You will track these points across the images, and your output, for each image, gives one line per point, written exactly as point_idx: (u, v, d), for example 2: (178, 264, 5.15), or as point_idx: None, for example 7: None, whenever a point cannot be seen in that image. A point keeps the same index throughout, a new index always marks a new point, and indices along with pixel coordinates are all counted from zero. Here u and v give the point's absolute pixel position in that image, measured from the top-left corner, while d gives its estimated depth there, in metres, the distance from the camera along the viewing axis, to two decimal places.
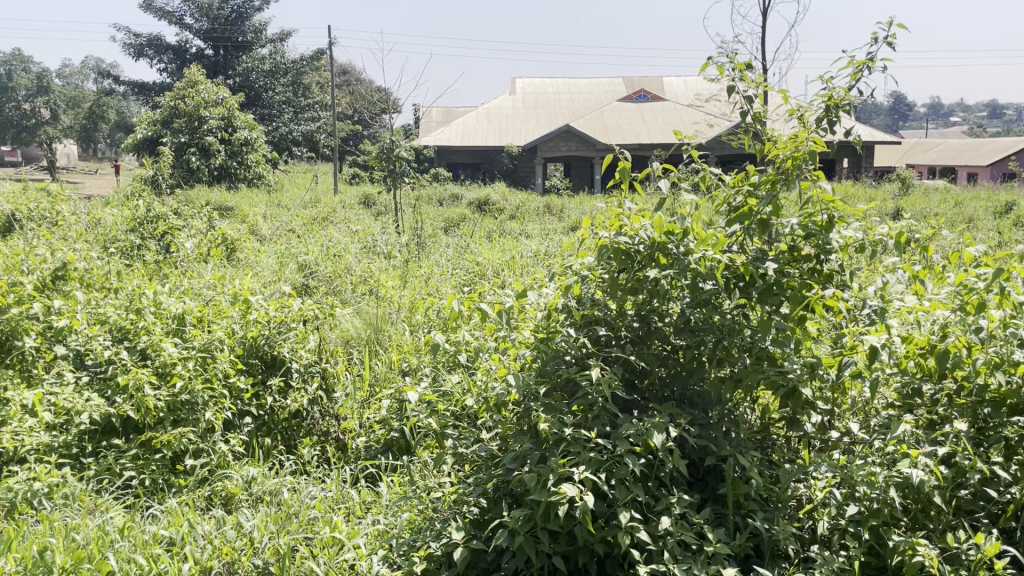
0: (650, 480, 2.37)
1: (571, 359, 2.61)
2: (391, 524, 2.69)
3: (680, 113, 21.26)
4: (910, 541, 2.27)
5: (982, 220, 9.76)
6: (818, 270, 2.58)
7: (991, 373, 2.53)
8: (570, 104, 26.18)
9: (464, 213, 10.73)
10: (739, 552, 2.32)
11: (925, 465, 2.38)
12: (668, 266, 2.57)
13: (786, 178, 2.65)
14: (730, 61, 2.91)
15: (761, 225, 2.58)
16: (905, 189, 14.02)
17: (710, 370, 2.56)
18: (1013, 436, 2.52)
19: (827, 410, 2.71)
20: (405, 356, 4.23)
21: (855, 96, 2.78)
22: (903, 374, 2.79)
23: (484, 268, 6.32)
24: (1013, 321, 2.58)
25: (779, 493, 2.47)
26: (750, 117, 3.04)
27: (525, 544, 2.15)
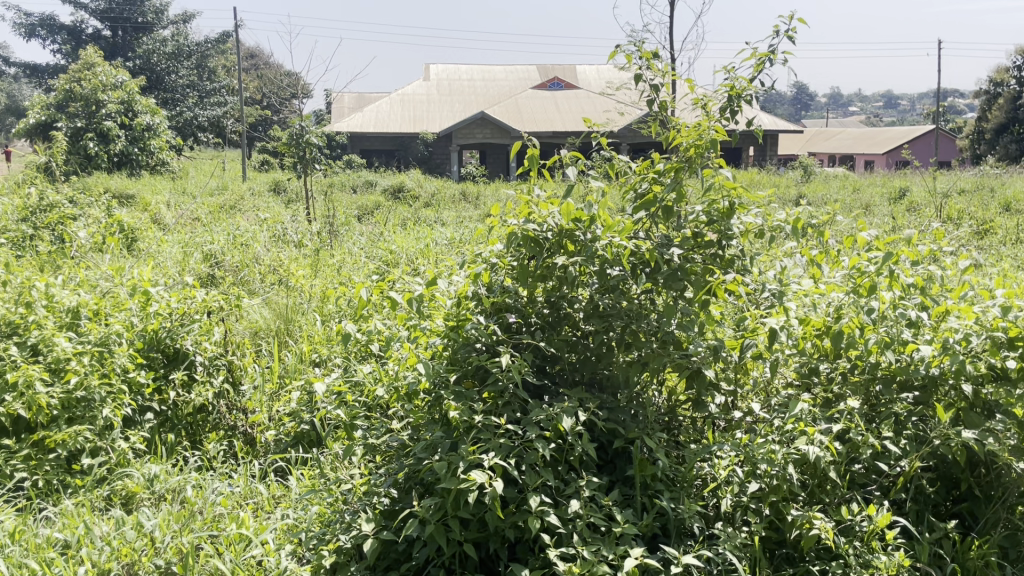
0: (560, 464, 2.40)
1: (482, 346, 2.58)
2: (300, 519, 2.65)
3: (592, 101, 21.51)
4: (808, 516, 2.39)
5: (877, 206, 10.23)
6: (719, 255, 2.65)
7: (881, 351, 2.67)
8: (486, 90, 26.13)
9: (378, 201, 10.60)
10: (646, 532, 2.36)
11: (821, 442, 2.49)
12: (575, 253, 2.60)
13: (689, 166, 2.71)
14: (637, 50, 2.95)
15: (666, 212, 2.64)
16: (807, 177, 14.56)
17: (619, 355, 2.60)
18: (901, 412, 2.68)
19: (730, 391, 2.81)
20: (317, 347, 4.16)
21: (756, 87, 2.86)
22: (802, 355, 2.88)
23: (398, 255, 6.25)
24: (902, 302, 2.73)
25: (684, 473, 2.54)
26: (655, 105, 3.08)
27: (435, 533, 2.14)
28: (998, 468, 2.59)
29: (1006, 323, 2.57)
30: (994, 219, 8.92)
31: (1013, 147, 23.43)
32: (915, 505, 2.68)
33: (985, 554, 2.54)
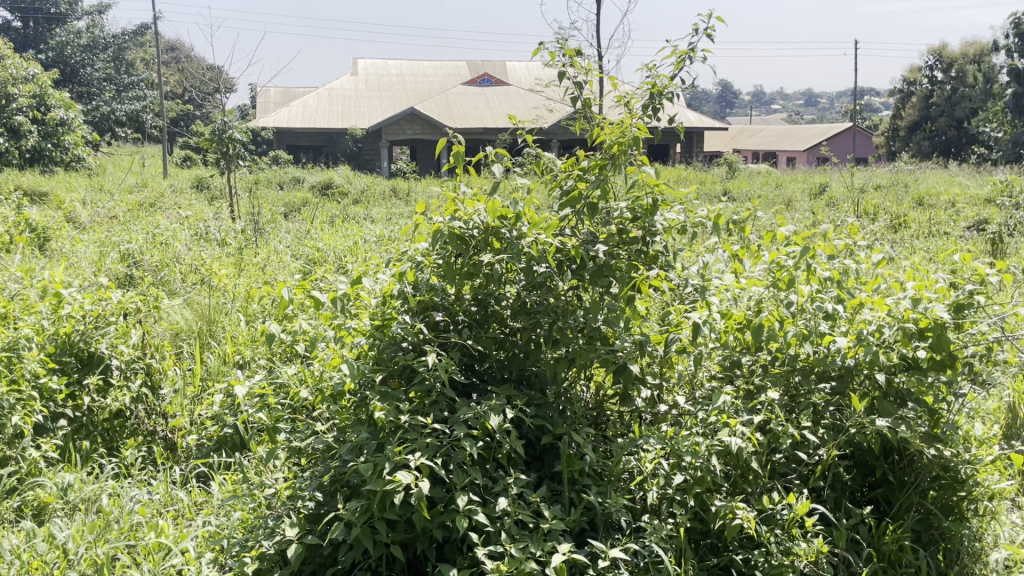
0: (487, 462, 2.38)
1: (408, 346, 2.55)
2: (222, 526, 2.60)
3: (523, 97, 21.60)
4: (730, 506, 2.44)
5: (798, 202, 10.56)
6: (644, 251, 2.69)
7: (800, 343, 2.74)
8: (415, 85, 25.96)
9: (306, 198, 10.42)
10: (574, 527, 2.37)
11: (742, 433, 2.54)
12: (501, 250, 2.58)
13: (614, 163, 2.74)
14: (560, 47, 2.96)
15: (591, 208, 2.66)
16: (732, 173, 14.92)
17: (547, 351, 2.62)
18: (819, 402, 2.75)
19: (656, 384, 2.86)
20: (240, 349, 4.09)
21: (677, 85, 2.91)
22: (724, 348, 2.94)
23: (325, 253, 6.17)
24: (819, 296, 2.81)
25: (612, 468, 2.55)
26: (579, 103, 3.10)
27: (361, 536, 2.11)
28: (911, 454, 2.72)
29: (915, 315, 2.65)
30: (908, 213, 9.30)
31: (925, 145, 24.45)
32: (833, 492, 2.76)
33: (900, 538, 2.66)
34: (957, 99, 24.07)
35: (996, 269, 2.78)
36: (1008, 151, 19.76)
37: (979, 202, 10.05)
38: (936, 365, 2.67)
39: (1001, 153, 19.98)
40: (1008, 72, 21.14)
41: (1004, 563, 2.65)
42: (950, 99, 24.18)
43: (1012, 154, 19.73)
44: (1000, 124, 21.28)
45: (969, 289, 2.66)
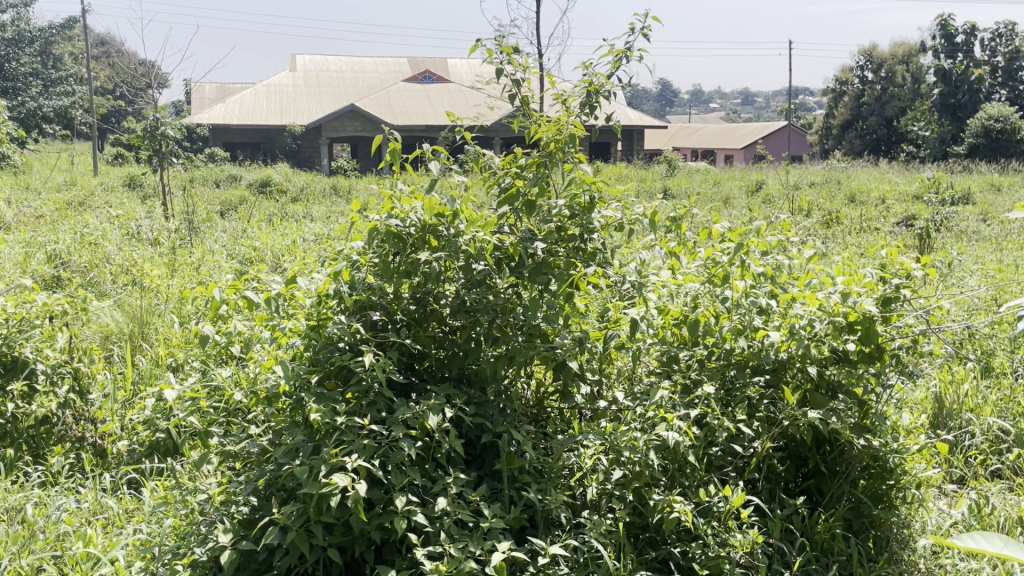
0: (427, 462, 2.36)
1: (345, 346, 2.50)
2: (153, 533, 2.53)
3: (464, 95, 21.56)
4: (668, 500, 2.48)
5: (735, 199, 10.76)
6: (582, 249, 2.71)
7: (735, 338, 2.80)
8: (355, 81, 25.69)
9: (243, 196, 10.22)
10: (514, 525, 2.37)
11: (679, 427, 2.58)
12: (439, 249, 2.56)
13: (550, 161, 2.75)
14: (497, 44, 2.96)
15: (528, 206, 2.67)
16: (671, 170, 15.12)
17: (486, 349, 2.62)
18: (754, 396, 2.80)
19: (596, 380, 2.88)
20: (174, 351, 3.99)
21: (613, 84, 2.94)
22: (662, 343, 2.98)
23: (263, 253, 6.06)
24: (753, 291, 2.87)
25: (552, 464, 2.55)
26: (518, 100, 3.09)
27: (297, 540, 2.08)
28: (842, 444, 2.80)
29: (845, 308, 2.73)
30: (840, 209, 9.55)
31: (857, 143, 25.16)
32: (767, 483, 2.82)
33: (832, 527, 2.72)
34: (886, 98, 24.81)
35: (921, 264, 2.86)
36: (934, 149, 20.46)
37: (908, 199, 10.37)
38: (865, 357, 2.76)
39: (928, 151, 20.67)
40: (934, 73, 21.87)
41: (931, 549, 2.73)
42: (880, 99, 24.92)
43: (938, 152, 20.44)
44: (927, 123, 21.99)
45: (895, 283, 2.76)
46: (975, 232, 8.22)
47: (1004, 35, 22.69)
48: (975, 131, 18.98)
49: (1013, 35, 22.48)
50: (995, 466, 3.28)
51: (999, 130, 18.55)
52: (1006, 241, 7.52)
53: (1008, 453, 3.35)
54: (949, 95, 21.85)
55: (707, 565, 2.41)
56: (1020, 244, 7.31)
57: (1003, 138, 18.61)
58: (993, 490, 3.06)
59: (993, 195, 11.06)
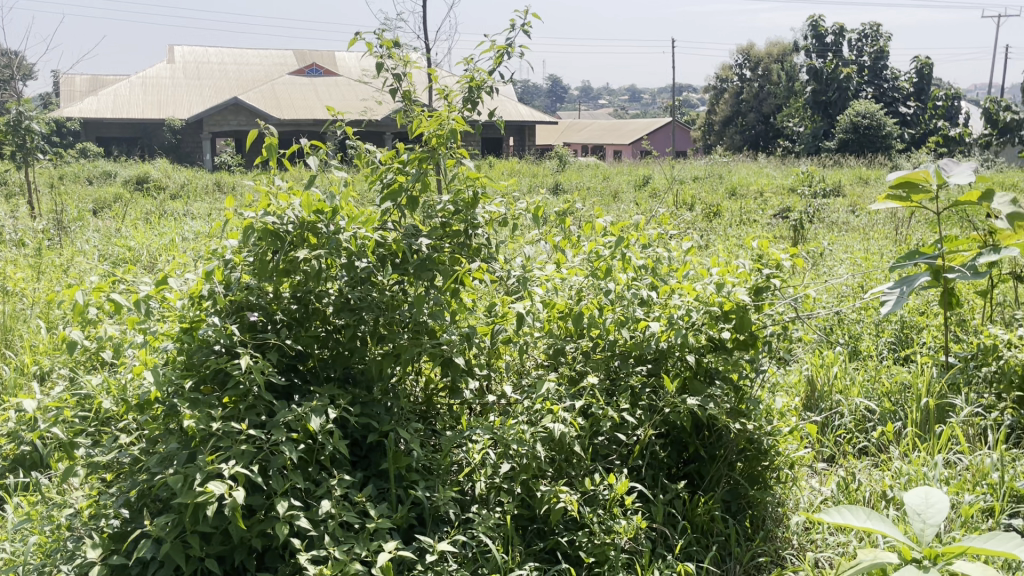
0: (310, 465, 2.31)
1: (220, 348, 2.41)
2: (16, 552, 2.39)
3: (353, 89, 21.21)
4: (554, 491, 2.51)
5: (624, 193, 11.01)
6: (467, 244, 2.69)
7: (618, 329, 2.87)
8: (239, 74, 24.87)
9: (118, 193, 9.73)
10: (401, 524, 2.34)
11: (565, 418, 2.61)
12: (319, 246, 2.49)
13: (433, 158, 2.70)
14: (377, 38, 2.92)
15: (411, 202, 2.64)
16: (562, 165, 15.32)
17: (372, 347, 2.58)
18: (636, 385, 2.89)
19: (484, 375, 2.87)
20: (40, 359, 3.77)
21: (494, 79, 2.94)
22: (549, 336, 3.01)
23: (138, 253, 5.80)
24: (635, 283, 2.94)
25: (440, 461, 2.54)
26: (399, 95, 3.06)
27: (172, 552, 2.00)
28: (719, 429, 2.93)
29: (720, 298, 2.85)
30: (721, 203, 9.90)
31: (737, 139, 26.14)
32: (651, 470, 2.91)
33: (710, 509, 2.83)
34: (764, 96, 25.91)
35: (790, 254, 3.01)
36: (807, 143, 21.47)
37: (784, 192, 10.88)
38: (740, 344, 2.90)
39: (802, 145, 21.69)
40: (807, 72, 22.97)
41: (803, 525, 2.85)
42: (758, 96, 26.01)
43: (811, 147, 21.47)
44: (801, 120, 23.09)
45: (765, 272, 2.89)
46: (845, 223, 8.69)
47: (869, 36, 24.06)
48: (845, 127, 20.02)
49: (877, 36, 23.84)
50: (862, 444, 3.46)
51: (866, 126, 19.63)
52: (872, 231, 7.99)
53: (873, 431, 3.55)
54: (821, 93, 23.02)
55: (593, 552, 2.47)
56: (885, 233, 7.76)
57: (870, 134, 19.73)
58: (859, 466, 3.22)
59: (861, 189, 11.68)
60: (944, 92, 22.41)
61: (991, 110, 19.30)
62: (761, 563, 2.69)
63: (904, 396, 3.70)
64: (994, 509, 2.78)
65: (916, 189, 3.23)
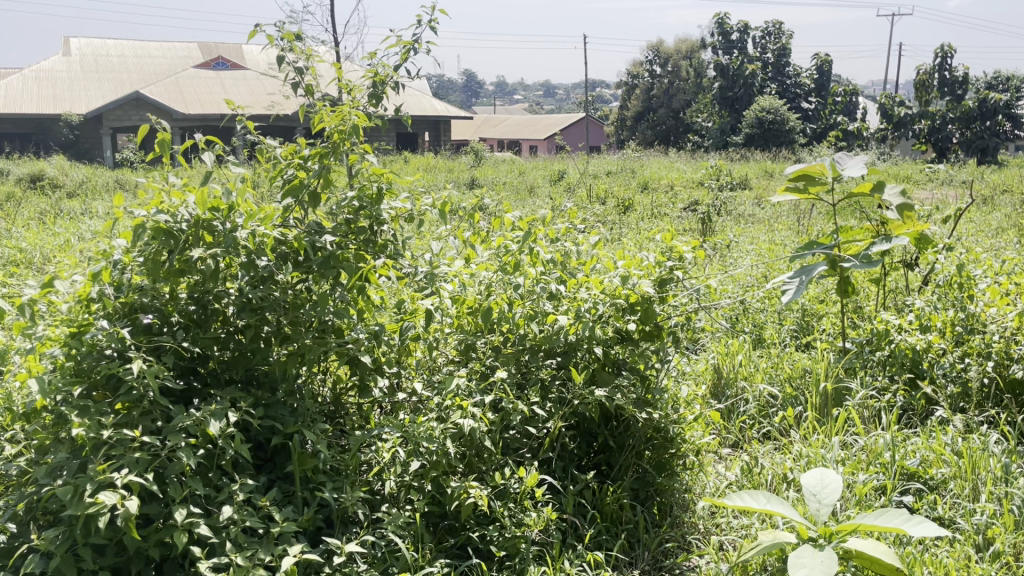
0: (211, 470, 2.24)
1: (112, 353, 2.31)
2: None
3: (263, 83, 20.70)
4: (464, 486, 2.51)
5: (539, 188, 11.06)
6: (373, 241, 2.66)
7: (527, 323, 2.87)
8: (140, 67, 23.94)
9: (9, 193, 9.22)
10: (307, 527, 2.30)
11: (474, 414, 2.61)
12: (215, 245, 2.41)
13: (335, 153, 2.66)
14: (277, 30, 2.84)
15: (313, 198, 2.59)
16: (478, 160, 15.31)
17: (275, 348, 2.51)
18: (546, 377, 2.92)
19: (393, 373, 2.84)
20: None
21: (398, 74, 2.91)
22: (459, 332, 3.01)
23: (30, 254, 5.52)
24: (544, 277, 2.96)
25: (348, 461, 2.49)
26: (301, 89, 3.00)
27: (62, 566, 1.91)
28: (626, 419, 2.99)
29: (626, 291, 2.90)
30: (632, 197, 10.06)
31: (648, 134, 26.61)
32: (561, 461, 2.94)
33: (619, 498, 2.88)
34: (673, 91, 26.49)
35: (692, 247, 3.08)
36: (715, 138, 22.03)
37: (694, 185, 11.14)
38: (646, 335, 2.95)
39: (711, 140, 22.24)
40: (714, 68, 23.56)
41: (709, 510, 2.93)
42: (668, 92, 26.55)
43: (719, 142, 22.02)
44: (709, 115, 23.69)
45: (669, 265, 2.96)
46: (751, 215, 8.95)
47: (772, 33, 24.85)
48: (750, 122, 20.64)
49: (779, 34, 24.62)
50: (765, 429, 3.57)
51: (770, 121, 20.25)
52: (777, 222, 8.25)
53: (775, 416, 3.67)
54: (727, 89, 23.63)
55: (504, 546, 2.49)
56: (788, 225, 8.02)
57: (775, 128, 20.38)
58: (762, 451, 3.33)
59: (766, 182, 12.06)
60: (843, 89, 23.35)
61: (887, 106, 20.14)
62: (668, 549, 2.76)
63: (804, 382, 3.83)
64: (886, 487, 2.90)
65: (814, 182, 3.35)
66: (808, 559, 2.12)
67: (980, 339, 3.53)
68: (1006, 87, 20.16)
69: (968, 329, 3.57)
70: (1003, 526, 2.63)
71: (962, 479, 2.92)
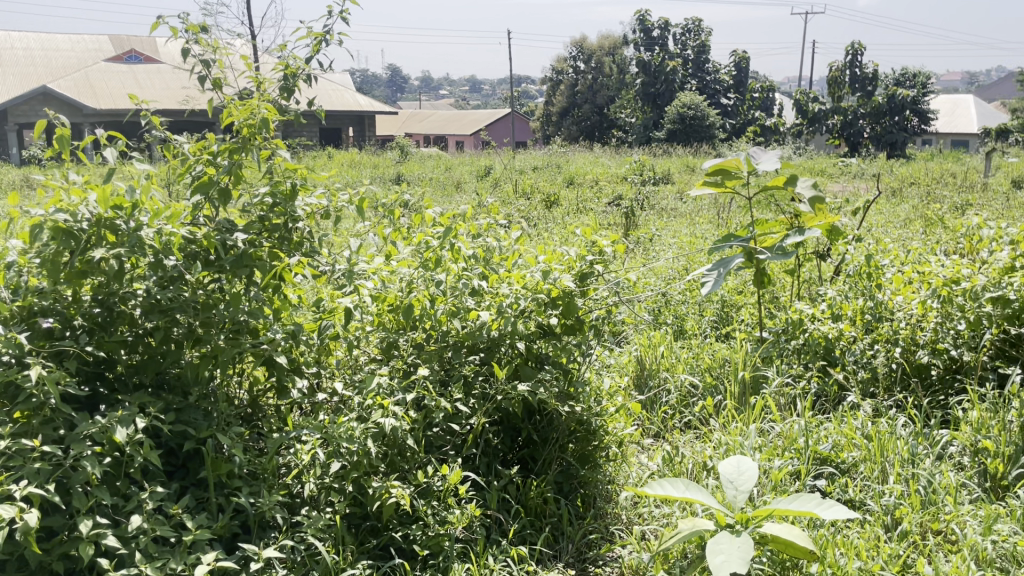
0: (118, 478, 2.16)
1: (10, 360, 2.19)
2: None
3: (178, 77, 20.07)
4: (386, 486, 2.47)
5: (465, 184, 11.04)
6: (288, 238, 2.59)
7: (449, 320, 2.84)
8: (47, 60, 22.93)
9: None
10: (222, 534, 2.23)
11: (396, 413, 2.57)
12: (119, 245, 2.31)
13: (246, 148, 2.58)
14: (182, 22, 2.74)
15: (223, 195, 2.50)
16: (404, 156, 15.19)
17: (187, 350, 2.42)
18: (469, 374, 2.90)
19: (313, 373, 2.78)
20: None
21: (311, 68, 2.84)
22: (381, 330, 2.96)
23: None
24: (465, 274, 2.94)
25: (265, 465, 2.43)
26: (210, 83, 2.90)
27: None
28: (550, 413, 2.99)
29: (547, 286, 2.90)
30: (558, 191, 10.13)
31: (574, 129, 26.83)
32: (485, 457, 2.93)
33: (543, 492, 2.89)
34: (597, 87, 26.77)
35: (611, 242, 3.11)
36: (639, 134, 22.33)
37: (618, 180, 11.29)
38: (568, 329, 2.97)
39: (634, 135, 22.54)
40: (636, 65, 23.90)
41: (632, 500, 2.97)
42: (592, 87, 26.81)
43: (642, 137, 22.33)
44: (632, 111, 24.00)
45: (589, 259, 2.98)
46: (673, 210, 9.11)
47: (692, 30, 25.39)
48: (672, 118, 20.99)
49: (699, 31, 25.14)
50: (686, 418, 3.63)
51: (692, 116, 20.65)
52: (698, 216, 8.42)
53: (696, 405, 3.74)
54: (650, 85, 23.99)
55: (428, 545, 2.47)
56: (708, 218, 8.19)
57: (696, 124, 20.78)
58: (683, 441, 3.39)
59: (688, 176, 12.28)
60: (760, 85, 23.96)
61: (802, 101, 20.76)
62: (592, 540, 2.79)
63: (723, 371, 3.91)
64: (801, 472, 2.99)
65: (729, 176, 3.43)
66: (726, 545, 2.17)
67: (889, 326, 3.66)
68: (913, 84, 21.00)
69: (877, 317, 3.71)
70: (910, 507, 2.73)
71: (872, 462, 3.02)
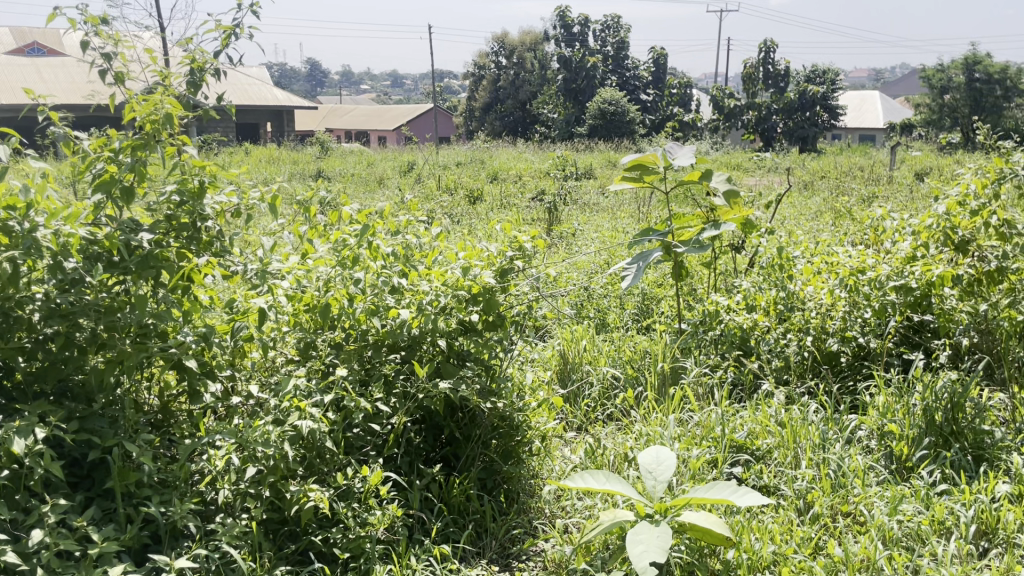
0: (17, 492, 2.05)
1: None
2: None
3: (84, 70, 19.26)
4: (304, 490, 2.42)
5: (387, 180, 10.92)
6: (197, 238, 2.51)
7: (369, 319, 2.81)
8: None
9: None
10: (132, 545, 2.15)
11: (314, 414, 2.52)
12: (13, 247, 2.19)
13: (150, 145, 2.49)
14: (80, 14, 2.62)
15: (127, 193, 2.40)
16: (324, 152, 14.94)
17: (90, 356, 2.33)
18: (389, 372, 2.86)
19: (227, 376, 2.70)
20: None
21: (220, 61, 2.76)
22: (298, 331, 2.89)
23: None
24: (383, 271, 2.90)
25: (177, 472, 2.35)
26: (111, 77, 2.78)
27: None
28: (472, 410, 2.98)
29: (467, 282, 2.90)
30: (480, 187, 10.12)
31: (497, 124, 26.86)
32: (407, 456, 2.90)
33: (466, 489, 2.88)
34: (519, 83, 26.86)
35: (531, 237, 3.11)
36: (561, 129, 22.49)
37: (540, 175, 11.35)
38: (490, 325, 2.97)
39: (557, 131, 22.70)
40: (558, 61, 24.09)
41: (555, 494, 2.99)
42: (514, 82, 26.87)
43: (564, 133, 22.51)
44: (554, 107, 24.18)
45: (510, 255, 2.97)
46: (595, 204, 9.21)
47: (611, 27, 25.73)
48: (594, 113, 21.21)
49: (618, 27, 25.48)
50: (608, 411, 3.68)
51: (612, 112, 20.91)
52: (619, 210, 8.54)
53: (617, 397, 3.78)
54: (570, 80, 24.19)
55: (348, 547, 2.43)
56: (629, 213, 8.32)
57: (616, 119, 21.04)
58: (605, 433, 3.42)
59: (608, 172, 12.44)
60: (678, 81, 24.44)
61: (718, 98, 21.27)
62: (516, 535, 2.80)
63: (644, 363, 3.97)
64: (718, 460, 3.05)
65: (647, 171, 3.47)
66: (644, 535, 2.19)
67: (800, 316, 3.77)
68: (823, 81, 21.72)
69: (789, 307, 3.81)
70: (821, 490, 2.82)
71: (785, 448, 3.11)
